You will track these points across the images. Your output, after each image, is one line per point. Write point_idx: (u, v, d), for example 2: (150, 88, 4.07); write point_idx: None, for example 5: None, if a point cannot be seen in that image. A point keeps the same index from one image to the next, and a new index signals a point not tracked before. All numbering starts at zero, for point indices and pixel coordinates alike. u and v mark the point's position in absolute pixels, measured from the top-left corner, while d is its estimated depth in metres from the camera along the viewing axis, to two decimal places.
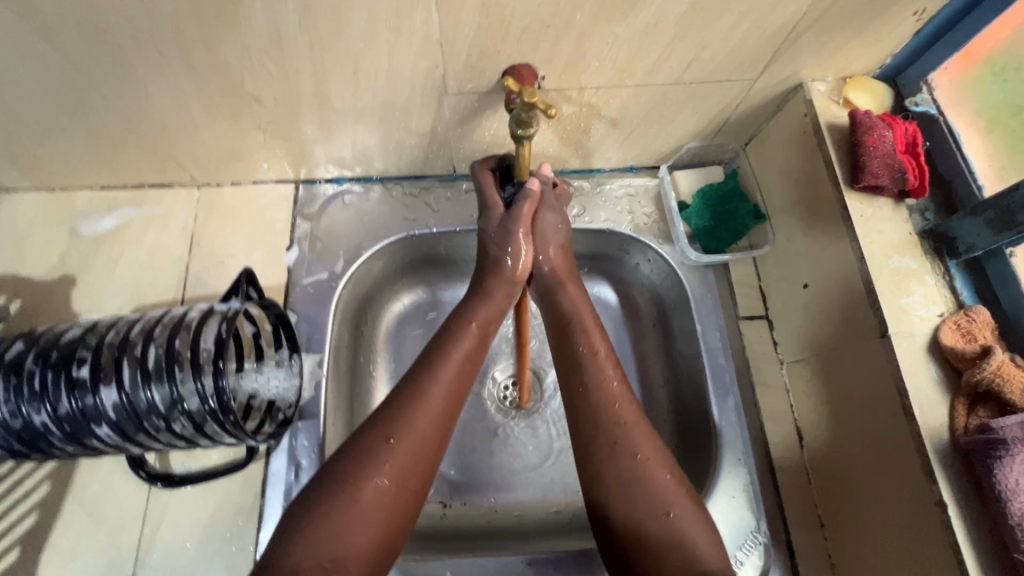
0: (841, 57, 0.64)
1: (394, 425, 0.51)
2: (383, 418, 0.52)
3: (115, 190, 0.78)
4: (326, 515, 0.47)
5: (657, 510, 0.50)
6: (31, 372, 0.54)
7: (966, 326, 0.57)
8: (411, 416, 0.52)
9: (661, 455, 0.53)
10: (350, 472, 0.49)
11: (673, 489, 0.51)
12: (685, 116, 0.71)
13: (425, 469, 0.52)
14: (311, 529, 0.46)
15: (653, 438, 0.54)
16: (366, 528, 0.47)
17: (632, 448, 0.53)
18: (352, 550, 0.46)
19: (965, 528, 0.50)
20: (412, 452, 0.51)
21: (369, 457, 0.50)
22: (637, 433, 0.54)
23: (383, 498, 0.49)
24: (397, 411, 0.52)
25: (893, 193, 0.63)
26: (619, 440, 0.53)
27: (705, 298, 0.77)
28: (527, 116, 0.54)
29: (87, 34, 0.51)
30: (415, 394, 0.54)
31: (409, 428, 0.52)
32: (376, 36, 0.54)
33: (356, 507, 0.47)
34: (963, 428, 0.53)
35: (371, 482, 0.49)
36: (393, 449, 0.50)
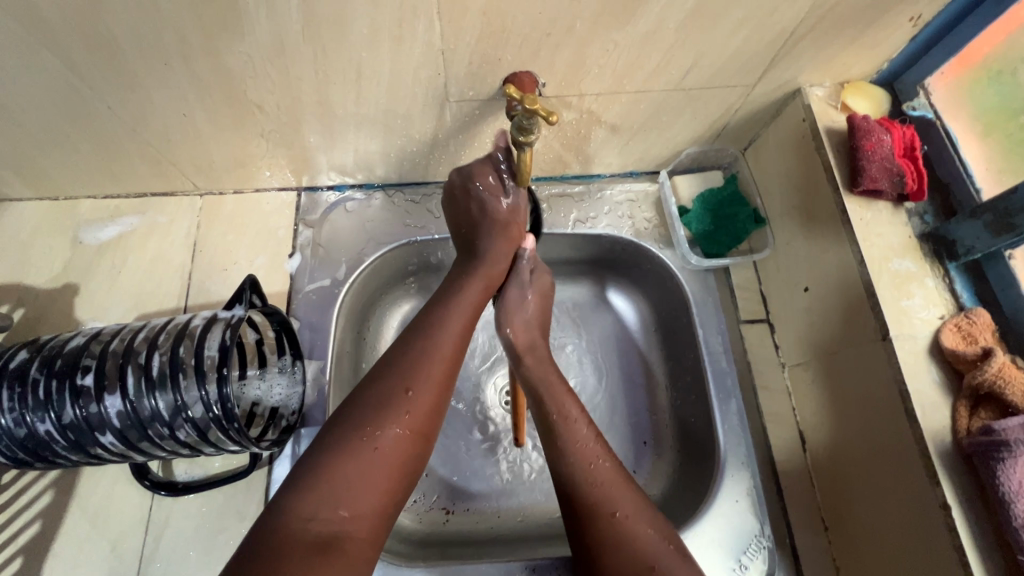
0: (839, 62, 0.64)
1: (412, 376, 0.54)
2: (399, 371, 0.54)
3: (118, 198, 0.78)
4: (345, 462, 0.47)
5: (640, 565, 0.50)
6: (35, 380, 0.54)
7: (967, 328, 0.57)
8: (425, 368, 0.54)
9: (642, 508, 0.53)
10: (368, 421, 0.50)
11: (654, 544, 0.51)
12: (684, 122, 0.71)
13: (434, 421, 0.53)
14: (329, 476, 0.46)
15: (633, 494, 0.54)
16: (381, 475, 0.48)
17: (611, 507, 0.53)
18: (366, 500, 0.47)
19: (970, 530, 0.50)
20: (425, 406, 0.53)
21: (388, 404, 0.51)
22: (620, 496, 0.54)
23: (399, 445, 0.50)
24: (410, 363, 0.54)
25: (892, 196, 0.64)
26: (600, 505, 0.53)
27: (706, 301, 0.78)
28: (529, 122, 0.54)
29: (92, 44, 0.51)
30: (427, 350, 0.56)
31: (423, 378, 0.54)
32: (379, 44, 0.55)
33: (377, 451, 0.49)
34: (964, 430, 0.53)
35: (389, 429, 0.50)
36: (410, 400, 0.52)
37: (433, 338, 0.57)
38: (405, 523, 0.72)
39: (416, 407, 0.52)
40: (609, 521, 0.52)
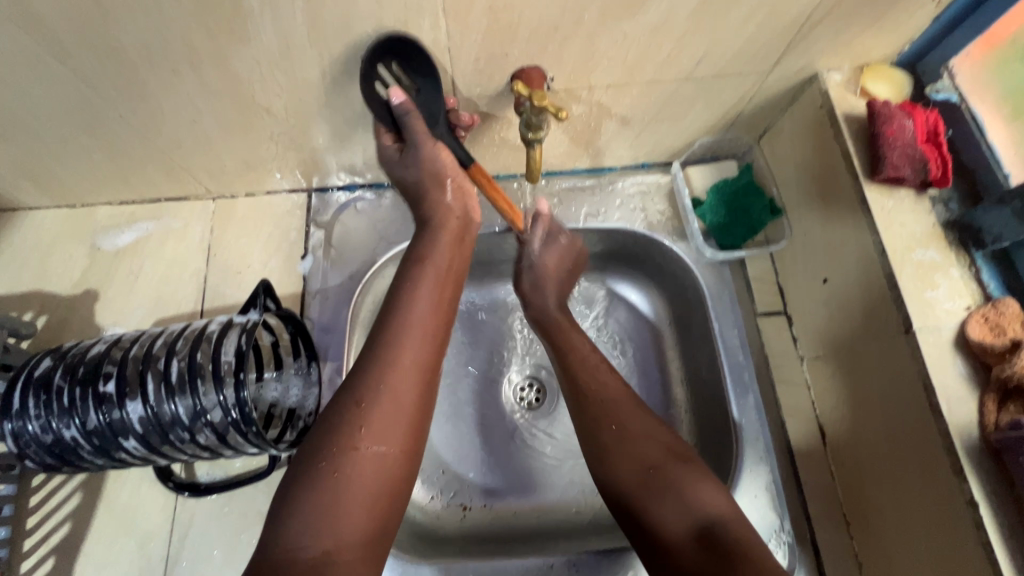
0: (857, 45, 0.62)
1: (364, 389, 0.51)
2: (355, 384, 0.52)
3: (133, 204, 0.79)
4: (315, 491, 0.47)
5: (643, 468, 0.56)
6: (59, 388, 0.55)
7: (995, 319, 0.55)
8: (381, 381, 0.52)
9: (643, 422, 0.59)
10: (332, 446, 0.49)
11: (657, 450, 0.57)
12: (697, 112, 0.70)
13: (408, 428, 0.52)
14: (306, 501, 0.46)
15: (634, 409, 0.60)
16: (357, 490, 0.48)
17: (609, 421, 0.60)
18: (349, 524, 0.47)
19: (999, 527, 0.49)
20: (384, 415, 0.51)
21: (344, 427, 0.50)
22: (618, 407, 0.61)
23: (367, 464, 0.49)
24: (362, 375, 0.52)
25: (915, 183, 0.62)
26: (601, 417, 0.60)
27: (722, 295, 0.75)
28: (538, 119, 0.55)
29: (100, 53, 0.52)
30: (379, 358, 0.53)
31: (377, 390, 0.51)
32: (384, 44, 0.54)
33: (340, 477, 0.48)
34: (992, 425, 0.51)
35: (351, 451, 0.49)
36: (367, 414, 0.50)
37: (390, 344, 0.54)
38: (423, 521, 0.72)
39: (373, 421, 0.50)
40: (612, 431, 0.59)
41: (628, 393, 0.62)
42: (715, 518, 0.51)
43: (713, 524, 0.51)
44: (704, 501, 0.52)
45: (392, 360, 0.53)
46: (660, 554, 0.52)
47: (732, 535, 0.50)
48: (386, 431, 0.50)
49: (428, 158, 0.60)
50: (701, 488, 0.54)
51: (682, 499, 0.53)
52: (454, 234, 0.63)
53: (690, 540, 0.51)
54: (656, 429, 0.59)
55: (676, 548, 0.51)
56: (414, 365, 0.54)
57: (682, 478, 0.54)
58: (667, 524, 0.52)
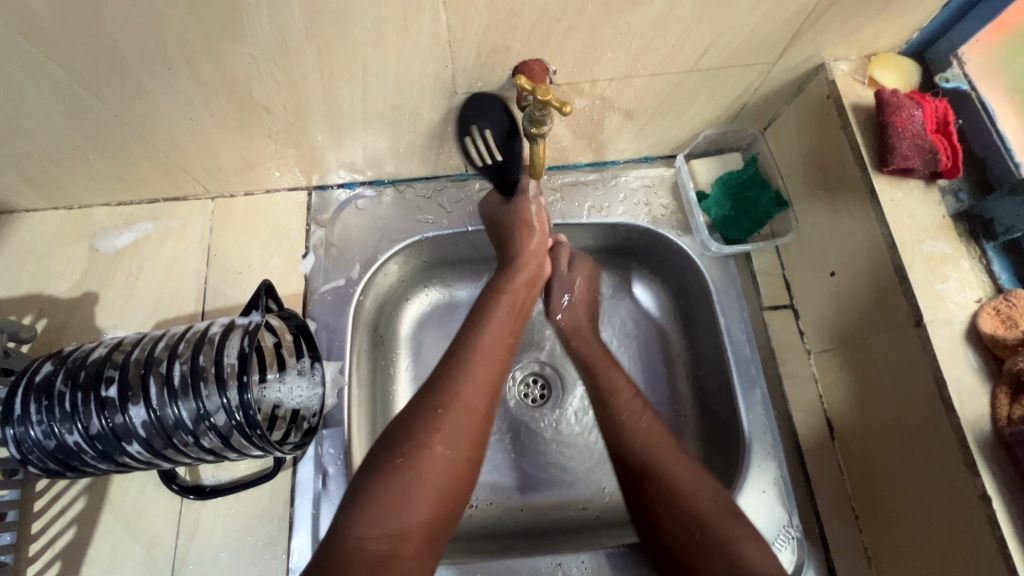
0: (865, 34, 0.61)
1: (442, 395, 0.53)
2: (434, 389, 0.54)
3: (131, 205, 0.78)
4: (389, 483, 0.48)
5: (691, 526, 0.53)
6: (60, 393, 0.54)
7: (1006, 311, 0.54)
8: (459, 388, 0.53)
9: (688, 471, 0.57)
10: (407, 442, 0.50)
11: (704, 503, 0.54)
12: (702, 104, 0.69)
13: (479, 435, 0.53)
14: (379, 494, 0.47)
15: (682, 462, 0.58)
16: (426, 489, 0.48)
17: (660, 472, 0.57)
18: (415, 517, 0.47)
19: (1012, 523, 0.49)
20: (461, 422, 0.52)
21: (424, 426, 0.51)
22: (666, 453, 0.59)
23: (439, 464, 0.49)
24: (445, 382, 0.54)
25: (924, 174, 0.61)
26: (650, 466, 0.58)
27: (728, 289, 0.75)
28: (540, 113, 0.54)
29: (93, 51, 0.50)
30: (461, 368, 0.55)
31: (454, 395, 0.53)
32: (384, 38, 0.53)
33: (415, 472, 0.48)
34: (1004, 419, 0.51)
35: (427, 450, 0.50)
36: (443, 418, 0.52)
37: (469, 355, 0.56)
38: None
39: (446, 424, 0.51)
40: (663, 483, 0.56)
41: (667, 437, 0.61)
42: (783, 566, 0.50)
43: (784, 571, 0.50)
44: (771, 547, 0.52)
45: (469, 370, 0.55)
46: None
47: None
48: (459, 436, 0.51)
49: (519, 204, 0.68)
50: (753, 548, 0.50)
51: (730, 557, 0.50)
52: (532, 277, 0.67)
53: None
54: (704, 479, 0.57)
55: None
56: (489, 379, 0.55)
57: (747, 527, 0.53)
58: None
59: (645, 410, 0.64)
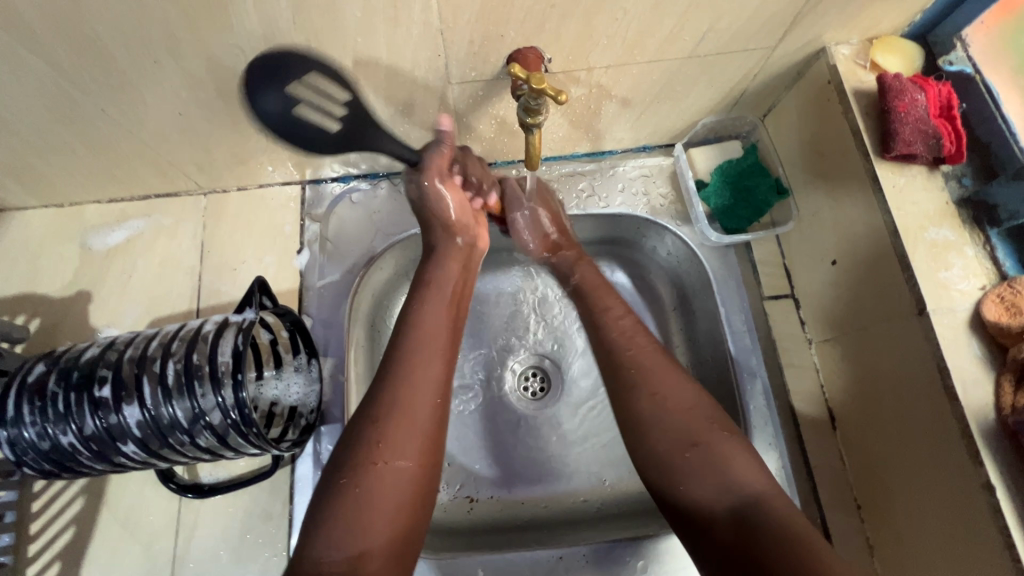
0: (866, 17, 0.60)
1: (380, 407, 0.52)
2: (373, 400, 0.53)
3: (123, 202, 0.77)
4: (338, 507, 0.47)
5: (685, 442, 0.54)
6: (54, 394, 0.54)
7: (1010, 298, 0.53)
8: (394, 398, 0.52)
9: (682, 392, 0.57)
10: (350, 462, 0.49)
11: (699, 423, 0.55)
12: (699, 91, 0.67)
13: (428, 441, 0.52)
14: (332, 517, 0.47)
15: (675, 380, 0.58)
16: (379, 504, 0.48)
17: (650, 389, 0.58)
18: (373, 535, 0.47)
19: (1015, 512, 0.48)
20: (402, 430, 0.51)
21: (364, 442, 0.50)
22: (656, 373, 0.59)
23: (387, 477, 0.49)
24: (380, 392, 0.53)
25: (927, 160, 0.59)
26: (636, 387, 0.58)
27: (727, 279, 0.74)
28: (536, 103, 0.53)
29: (76, 44, 0.49)
30: (396, 374, 0.54)
31: (394, 405, 0.52)
32: (374, 27, 0.52)
33: (362, 491, 0.48)
34: (1009, 407, 0.50)
35: (370, 466, 0.49)
36: (384, 431, 0.51)
37: (406, 360, 0.55)
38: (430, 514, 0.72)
39: (389, 436, 0.51)
40: (650, 398, 0.57)
41: (653, 346, 0.61)
42: (760, 492, 0.50)
43: (750, 498, 0.50)
44: (746, 475, 0.51)
45: (405, 373, 0.54)
46: (693, 525, 0.52)
47: (779, 510, 0.49)
48: (403, 446, 0.51)
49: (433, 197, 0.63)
50: (742, 466, 0.52)
51: (721, 475, 0.52)
52: (463, 263, 0.66)
53: (725, 520, 0.50)
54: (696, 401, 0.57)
55: (710, 525, 0.50)
56: (427, 382, 0.54)
57: (721, 448, 0.53)
58: (704, 502, 0.51)
59: (636, 329, 0.63)
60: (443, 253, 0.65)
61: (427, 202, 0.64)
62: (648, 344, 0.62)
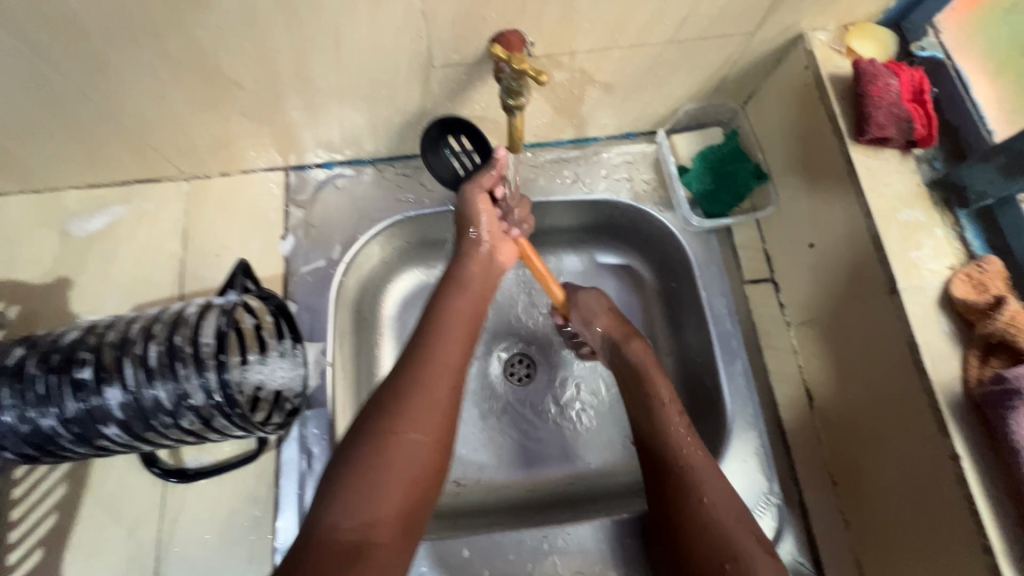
0: (842, 3, 0.61)
1: (404, 382, 0.53)
2: (397, 376, 0.54)
3: (103, 188, 0.76)
4: (355, 474, 0.48)
5: (722, 555, 0.53)
6: (33, 377, 0.53)
7: (978, 277, 0.55)
8: (420, 376, 0.54)
9: (729, 501, 0.57)
10: (371, 431, 0.50)
11: (742, 534, 0.54)
12: (681, 77, 0.68)
13: (444, 421, 0.53)
14: (348, 483, 0.48)
15: (724, 485, 0.58)
16: (396, 476, 0.49)
17: (697, 493, 0.57)
18: (386, 503, 0.48)
19: (980, 480, 0.50)
20: (423, 406, 0.52)
21: (384, 412, 0.52)
22: (706, 481, 0.58)
23: (407, 450, 0.50)
24: (405, 369, 0.55)
25: (900, 143, 0.61)
26: (686, 490, 0.58)
27: (710, 265, 0.76)
28: (517, 85, 0.54)
29: (53, 22, 0.49)
30: (421, 356, 0.56)
31: (415, 382, 0.53)
32: (356, 8, 0.52)
33: (381, 458, 0.49)
34: (975, 380, 0.52)
35: (392, 436, 0.50)
36: (405, 404, 0.52)
37: (429, 343, 0.57)
38: None
39: (412, 410, 0.52)
40: (697, 504, 0.57)
41: (711, 464, 0.60)
42: None
43: None
44: None
45: (430, 356, 0.56)
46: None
47: None
48: (424, 421, 0.52)
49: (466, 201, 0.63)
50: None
51: None
52: (484, 270, 0.65)
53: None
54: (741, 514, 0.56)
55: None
56: (449, 367, 0.56)
57: (754, 566, 0.52)
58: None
59: (690, 432, 0.62)
60: (463, 255, 0.65)
61: (459, 206, 0.64)
62: (702, 451, 0.61)
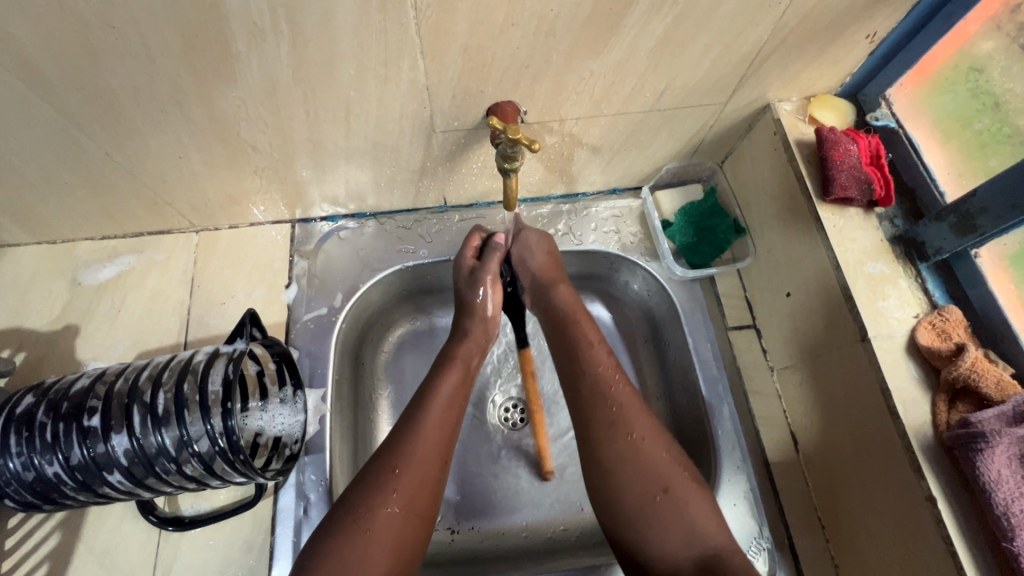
0: (804, 77, 0.68)
1: (399, 455, 0.55)
2: (390, 449, 0.56)
3: (115, 239, 0.80)
4: (345, 546, 0.49)
5: (655, 489, 0.54)
6: (42, 424, 0.55)
7: (941, 325, 0.60)
8: (414, 449, 0.56)
9: (657, 436, 0.57)
10: (364, 505, 0.52)
11: (671, 468, 0.55)
12: (663, 139, 0.74)
13: (428, 497, 0.55)
14: (336, 552, 0.49)
15: (650, 421, 0.57)
16: (380, 548, 0.50)
17: (627, 429, 0.57)
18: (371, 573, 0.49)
19: (956, 521, 0.52)
20: (415, 481, 0.54)
21: (376, 485, 0.53)
22: (634, 416, 0.58)
23: (394, 525, 0.52)
24: (394, 442, 0.57)
25: (862, 203, 0.67)
26: (615, 425, 0.57)
27: (694, 311, 0.80)
28: (513, 151, 0.59)
29: (90, 95, 0.54)
30: (415, 430, 0.57)
31: (409, 455, 0.55)
32: (366, 83, 0.57)
33: (370, 534, 0.50)
34: (944, 424, 0.55)
35: (381, 510, 0.52)
36: (399, 479, 0.54)
37: (417, 414, 0.59)
38: None
39: (403, 484, 0.54)
40: (626, 441, 0.56)
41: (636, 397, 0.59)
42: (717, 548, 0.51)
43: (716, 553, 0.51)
44: (705, 525, 0.52)
45: (416, 430, 0.57)
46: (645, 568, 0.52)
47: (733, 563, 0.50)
48: (409, 496, 0.54)
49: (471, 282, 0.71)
50: (704, 513, 0.53)
51: (686, 526, 0.52)
52: (482, 344, 0.70)
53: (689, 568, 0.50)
54: (667, 446, 0.57)
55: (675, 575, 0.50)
56: (440, 441, 0.58)
57: (686, 496, 0.53)
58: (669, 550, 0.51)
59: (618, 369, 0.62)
60: (468, 333, 0.69)
61: (468, 287, 0.71)
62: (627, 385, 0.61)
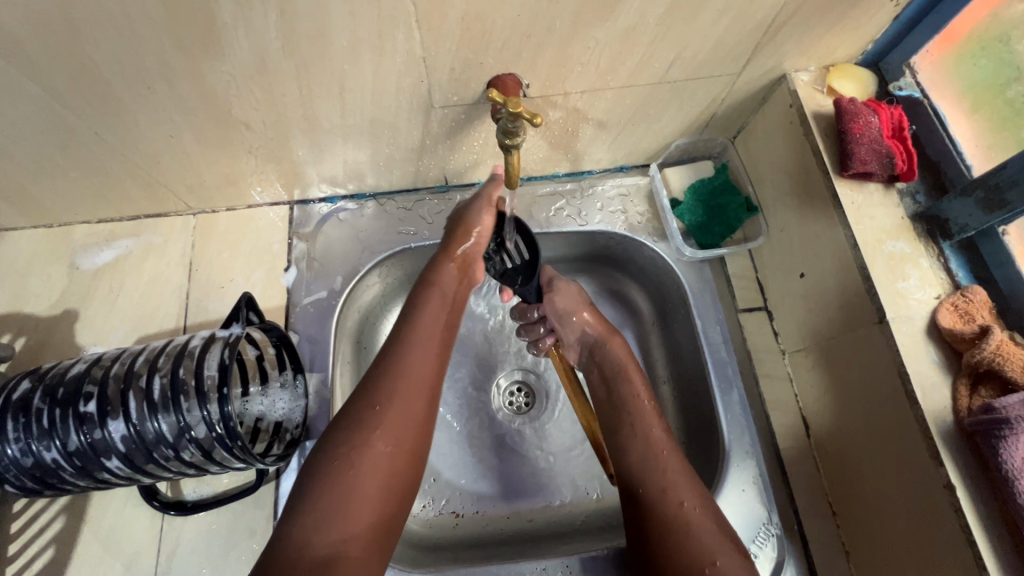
0: (822, 45, 0.64)
1: (381, 393, 0.53)
2: (373, 387, 0.54)
3: (111, 222, 0.79)
4: (332, 488, 0.49)
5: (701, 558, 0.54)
6: (38, 410, 0.54)
7: (964, 307, 0.57)
8: (399, 385, 0.54)
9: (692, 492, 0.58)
10: (349, 444, 0.51)
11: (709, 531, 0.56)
12: (672, 113, 0.71)
13: (415, 437, 0.53)
14: (325, 494, 0.48)
15: (692, 485, 0.59)
16: (367, 487, 0.50)
17: (669, 489, 0.59)
18: (359, 519, 0.48)
19: (975, 508, 0.50)
20: (400, 420, 0.53)
21: (361, 423, 0.52)
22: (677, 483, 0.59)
23: (381, 463, 0.51)
24: (382, 378, 0.54)
25: (882, 178, 0.63)
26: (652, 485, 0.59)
27: (703, 291, 0.77)
28: (514, 126, 0.55)
29: (73, 71, 0.51)
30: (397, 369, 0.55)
31: (396, 394, 0.53)
32: (360, 55, 0.55)
33: (357, 473, 0.50)
34: (965, 410, 0.53)
35: (369, 450, 0.51)
36: (383, 415, 0.52)
37: (401, 350, 0.57)
38: (417, 530, 0.72)
39: (388, 423, 0.52)
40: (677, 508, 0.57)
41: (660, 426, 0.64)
42: None
43: None
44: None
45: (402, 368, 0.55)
46: None
47: None
48: (398, 434, 0.52)
49: (473, 207, 0.65)
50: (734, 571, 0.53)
51: None
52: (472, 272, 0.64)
53: None
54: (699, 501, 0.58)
55: None
56: (430, 376, 0.56)
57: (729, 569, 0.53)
58: None
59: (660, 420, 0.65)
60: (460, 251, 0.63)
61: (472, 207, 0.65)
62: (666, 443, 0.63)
